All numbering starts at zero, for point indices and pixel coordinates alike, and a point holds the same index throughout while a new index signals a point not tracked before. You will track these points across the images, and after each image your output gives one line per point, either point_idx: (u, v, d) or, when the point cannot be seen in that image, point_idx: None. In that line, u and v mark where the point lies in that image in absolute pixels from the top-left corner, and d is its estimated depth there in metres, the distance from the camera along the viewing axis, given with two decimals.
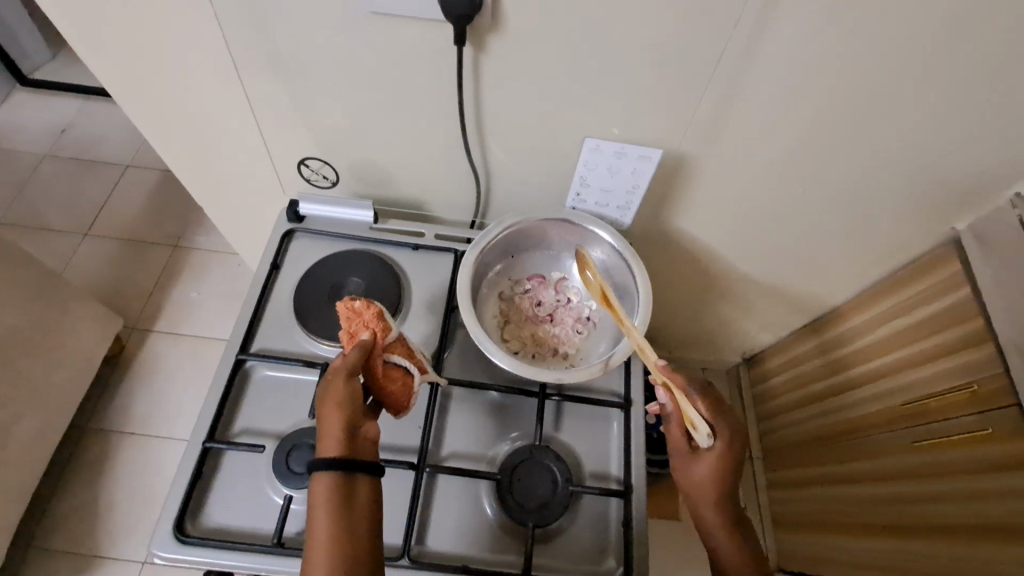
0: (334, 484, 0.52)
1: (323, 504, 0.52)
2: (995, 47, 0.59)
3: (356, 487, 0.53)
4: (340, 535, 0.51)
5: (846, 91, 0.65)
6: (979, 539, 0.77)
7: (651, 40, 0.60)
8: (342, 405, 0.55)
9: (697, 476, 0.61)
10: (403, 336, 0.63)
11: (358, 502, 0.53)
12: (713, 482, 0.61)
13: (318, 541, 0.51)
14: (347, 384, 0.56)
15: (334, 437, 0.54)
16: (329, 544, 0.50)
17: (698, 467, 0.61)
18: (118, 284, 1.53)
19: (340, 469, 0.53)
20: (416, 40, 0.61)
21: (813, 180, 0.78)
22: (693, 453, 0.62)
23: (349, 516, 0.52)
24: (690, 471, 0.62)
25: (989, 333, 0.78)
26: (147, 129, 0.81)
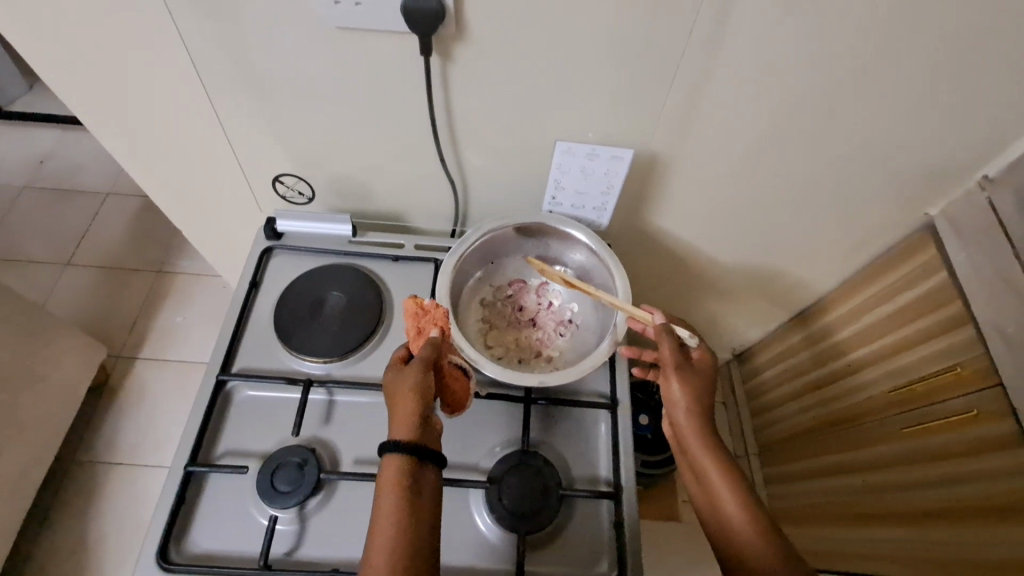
0: (407, 467, 0.53)
1: (394, 485, 0.51)
2: (943, 39, 0.61)
3: (426, 474, 0.54)
4: (408, 517, 0.50)
5: (806, 87, 0.67)
6: (975, 522, 0.77)
7: (614, 45, 0.61)
8: (420, 392, 0.57)
9: (687, 386, 0.64)
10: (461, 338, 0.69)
11: (425, 488, 0.53)
12: (693, 387, 0.64)
13: (382, 524, 0.50)
14: (425, 372, 0.59)
15: (414, 420, 0.55)
16: (395, 529, 0.49)
17: (687, 376, 0.64)
18: (102, 312, 1.51)
19: (415, 454, 0.53)
20: (384, 53, 0.62)
21: (784, 175, 0.80)
22: (682, 363, 0.65)
23: (419, 500, 0.51)
24: (677, 383, 0.64)
25: (968, 315, 0.80)
26: (121, 154, 0.80)
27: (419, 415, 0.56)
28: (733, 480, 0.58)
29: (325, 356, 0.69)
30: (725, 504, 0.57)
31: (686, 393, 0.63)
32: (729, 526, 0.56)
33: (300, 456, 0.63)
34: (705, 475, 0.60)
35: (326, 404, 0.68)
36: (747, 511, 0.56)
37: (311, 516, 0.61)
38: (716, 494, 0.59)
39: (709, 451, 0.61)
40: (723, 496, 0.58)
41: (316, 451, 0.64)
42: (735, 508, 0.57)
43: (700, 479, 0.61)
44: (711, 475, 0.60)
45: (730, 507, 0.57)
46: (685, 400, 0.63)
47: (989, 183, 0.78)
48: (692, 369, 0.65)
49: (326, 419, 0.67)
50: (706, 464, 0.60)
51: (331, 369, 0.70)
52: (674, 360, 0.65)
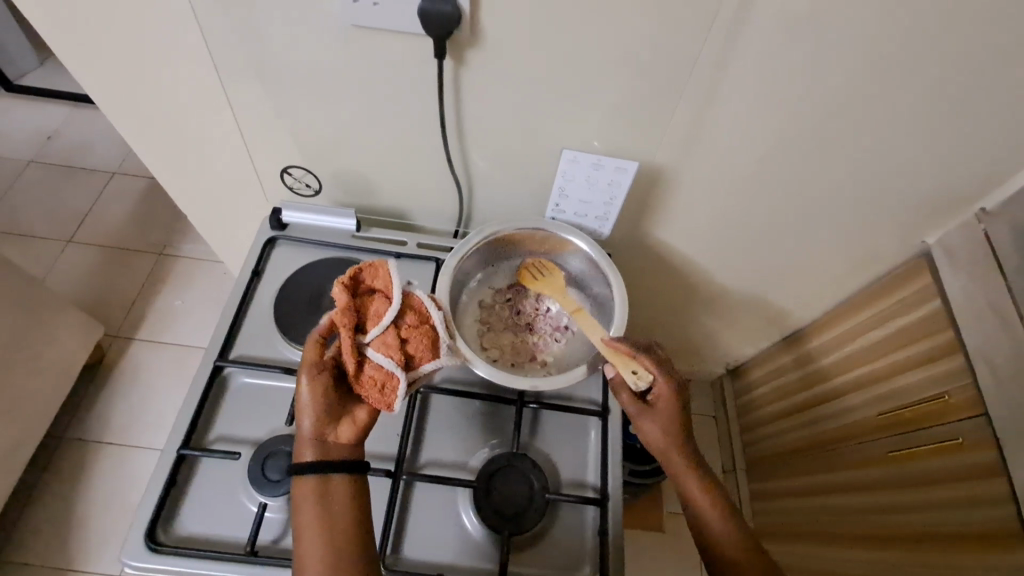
0: (312, 483, 0.53)
1: (306, 501, 0.53)
2: (946, 72, 0.63)
3: (336, 483, 0.54)
4: (323, 521, 0.52)
5: (811, 111, 0.68)
6: (955, 548, 0.78)
7: (624, 59, 0.62)
8: (310, 405, 0.55)
9: (655, 431, 0.63)
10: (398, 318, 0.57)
11: (336, 495, 0.54)
12: (668, 425, 0.63)
13: (301, 530, 0.52)
14: (318, 383, 0.55)
15: (307, 438, 0.55)
16: (314, 532, 0.52)
17: (653, 421, 0.63)
18: (101, 291, 1.51)
19: (316, 471, 0.53)
20: (397, 53, 0.63)
21: (786, 196, 0.81)
22: (646, 407, 0.64)
23: (330, 506, 0.53)
24: (647, 429, 0.63)
25: (958, 344, 0.81)
26: (131, 137, 0.81)
27: (309, 431, 0.55)
28: (720, 513, 0.60)
29: None
30: (712, 526, 0.60)
31: (657, 438, 0.63)
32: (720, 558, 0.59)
33: (291, 445, 0.63)
34: (693, 510, 0.61)
35: None
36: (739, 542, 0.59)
37: None
38: (707, 529, 0.60)
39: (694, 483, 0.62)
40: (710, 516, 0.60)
41: None
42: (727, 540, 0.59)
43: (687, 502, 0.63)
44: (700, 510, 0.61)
45: (717, 527, 0.60)
46: (658, 444, 0.63)
47: (985, 215, 0.79)
48: (656, 411, 0.63)
49: None
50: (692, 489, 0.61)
51: None
52: (636, 408, 0.64)
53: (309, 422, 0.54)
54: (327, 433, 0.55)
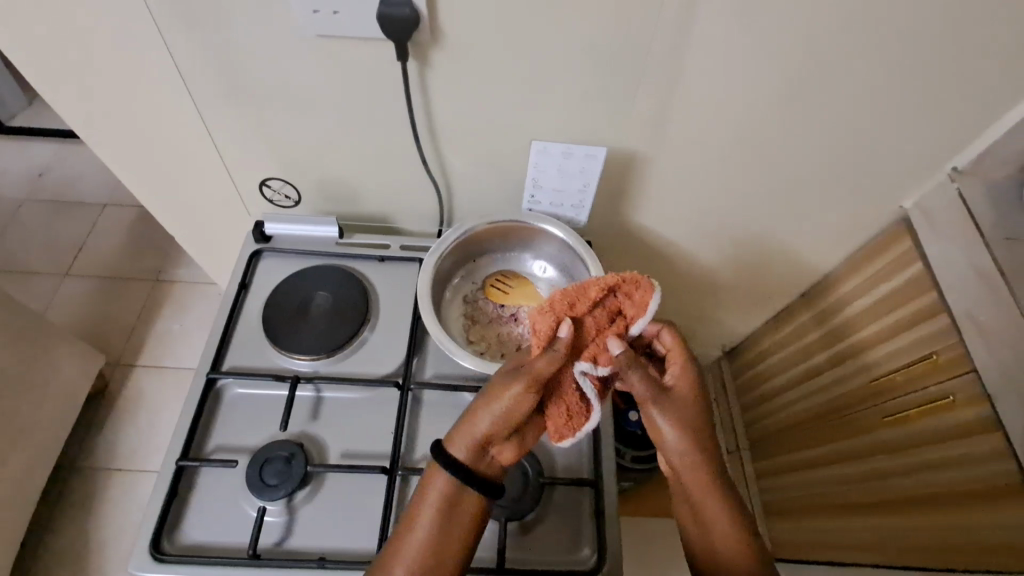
0: (449, 490, 0.52)
1: (434, 503, 0.52)
2: (899, 36, 0.64)
3: (469, 504, 0.53)
4: (438, 535, 0.51)
5: (772, 85, 0.69)
6: (957, 507, 0.79)
7: (583, 48, 0.64)
8: (500, 409, 0.53)
9: (672, 421, 0.55)
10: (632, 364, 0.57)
11: (463, 511, 0.52)
12: (682, 422, 0.55)
13: (415, 535, 0.51)
14: (527, 390, 0.53)
15: (479, 440, 0.52)
16: (425, 541, 0.51)
17: (671, 410, 0.55)
18: (100, 320, 1.53)
19: (458, 474, 0.52)
20: (362, 59, 0.64)
21: (758, 171, 0.82)
22: (666, 394, 0.56)
23: (451, 521, 0.51)
24: (664, 418, 0.55)
25: (942, 304, 0.82)
26: (114, 163, 0.83)
27: (483, 435, 0.53)
28: (731, 526, 0.53)
29: (314, 354, 0.71)
30: (719, 532, 0.53)
31: (675, 431, 0.55)
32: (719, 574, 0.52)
33: (287, 450, 0.65)
34: (702, 518, 0.54)
35: (314, 400, 0.70)
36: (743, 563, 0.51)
37: (299, 507, 0.63)
38: (714, 540, 0.53)
39: (707, 486, 0.54)
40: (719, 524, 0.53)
41: (304, 446, 0.66)
42: (730, 556, 0.52)
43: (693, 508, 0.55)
44: (709, 518, 0.54)
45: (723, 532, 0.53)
46: (673, 438, 0.55)
47: (958, 174, 0.81)
48: (674, 399, 0.56)
49: (313, 415, 0.69)
50: (705, 494, 0.54)
51: (318, 366, 0.72)
52: (652, 393, 0.56)
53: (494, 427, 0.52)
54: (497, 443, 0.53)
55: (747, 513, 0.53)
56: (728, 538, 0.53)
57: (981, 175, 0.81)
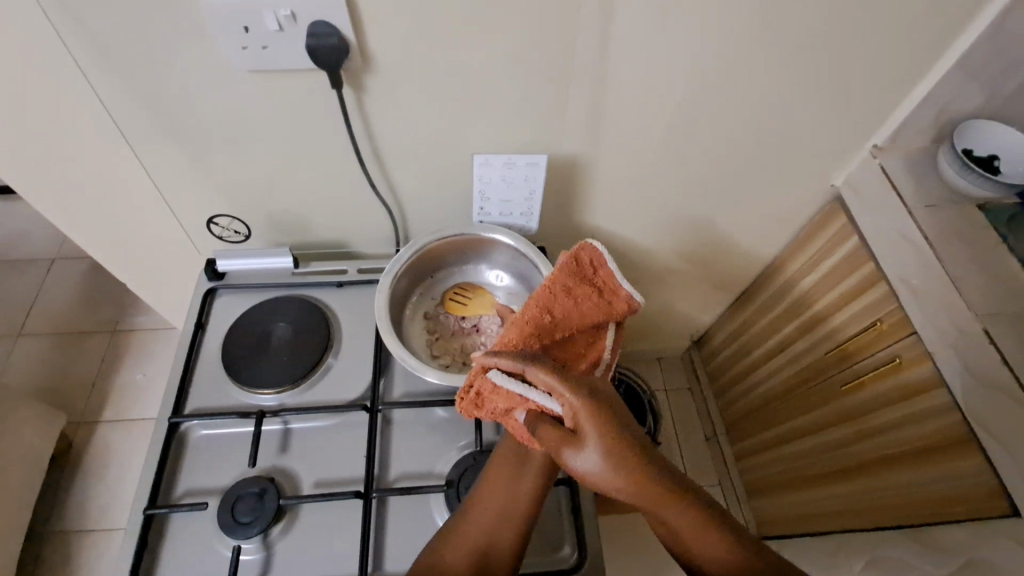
0: (517, 442, 0.61)
1: (507, 453, 0.60)
2: (803, 29, 0.69)
3: (536, 462, 0.59)
4: (511, 477, 0.58)
5: (696, 82, 0.73)
6: (914, 463, 0.83)
7: (512, 63, 0.66)
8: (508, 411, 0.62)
9: (590, 476, 0.50)
10: (531, 428, 0.54)
11: (533, 460, 0.59)
12: (603, 470, 0.50)
13: (493, 477, 0.58)
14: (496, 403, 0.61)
15: None
16: (501, 482, 0.58)
17: (580, 460, 0.50)
18: (58, 379, 1.48)
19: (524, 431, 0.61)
20: (299, 91, 0.65)
21: (695, 163, 0.86)
22: (570, 442, 0.51)
23: (523, 469, 0.59)
24: (585, 467, 0.50)
25: (880, 273, 0.86)
26: (54, 217, 0.81)
27: None
28: (700, 532, 0.50)
29: (278, 387, 0.71)
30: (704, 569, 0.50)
31: (589, 481, 0.51)
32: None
33: (259, 486, 0.64)
34: (682, 551, 0.51)
35: (283, 432, 0.69)
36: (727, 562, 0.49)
37: (276, 543, 0.62)
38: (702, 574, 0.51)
39: (674, 526, 0.50)
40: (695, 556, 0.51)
41: (276, 480, 0.65)
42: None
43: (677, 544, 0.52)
44: (689, 540, 0.50)
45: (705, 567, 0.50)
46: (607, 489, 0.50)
47: (878, 151, 0.87)
48: (579, 445, 0.51)
49: (283, 448, 0.68)
50: (674, 530, 0.51)
51: (284, 399, 0.71)
52: (558, 452, 0.51)
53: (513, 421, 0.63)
54: None
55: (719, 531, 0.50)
56: (716, 554, 0.50)
57: (897, 149, 0.87)
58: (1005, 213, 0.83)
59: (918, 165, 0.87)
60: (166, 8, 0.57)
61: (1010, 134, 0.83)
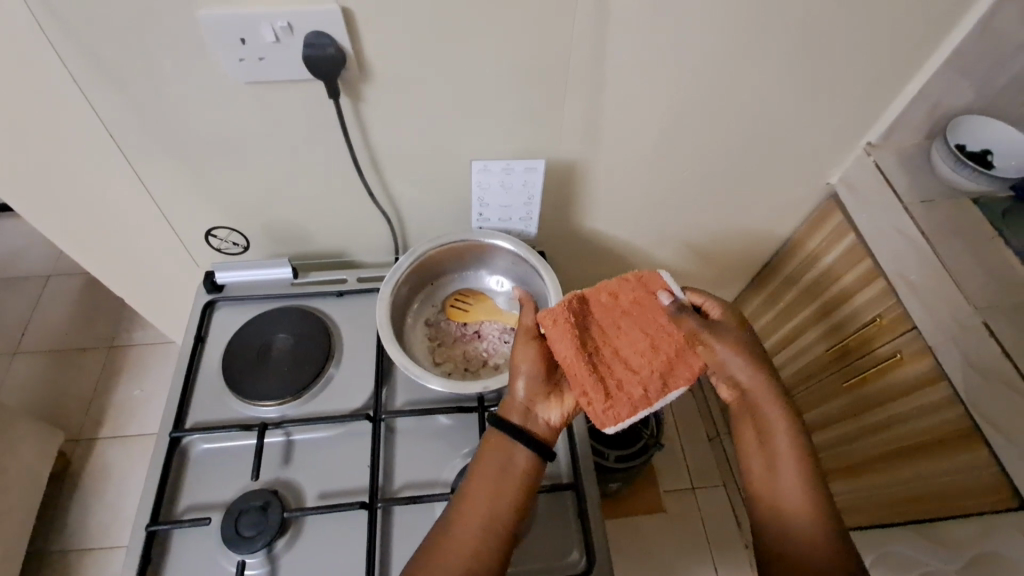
0: (503, 448, 0.60)
1: (493, 459, 0.59)
2: (797, 29, 0.69)
3: (517, 474, 0.58)
4: (497, 485, 0.57)
5: (691, 84, 0.73)
6: (917, 458, 0.83)
7: (508, 68, 0.66)
8: (527, 365, 0.62)
9: (731, 348, 0.63)
10: (678, 309, 0.65)
11: (518, 469, 0.59)
12: (742, 348, 0.64)
13: (478, 485, 0.57)
14: (529, 343, 0.64)
15: (518, 402, 0.62)
16: (487, 490, 0.57)
17: (727, 338, 0.64)
18: (55, 397, 1.46)
19: (513, 434, 0.60)
20: (295, 101, 0.65)
21: (693, 166, 0.86)
22: (714, 327, 0.64)
23: (509, 477, 0.58)
24: (726, 349, 0.63)
25: (878, 269, 0.87)
26: (51, 233, 0.81)
27: (522, 396, 0.62)
28: (797, 448, 0.61)
29: (279, 399, 0.70)
30: (788, 478, 0.60)
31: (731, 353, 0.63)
32: (794, 495, 0.59)
33: (262, 499, 0.63)
34: (768, 437, 0.62)
35: (285, 444, 0.69)
36: (813, 477, 0.59)
37: (281, 556, 0.62)
38: (783, 488, 0.60)
39: (781, 429, 0.62)
40: (783, 462, 0.60)
41: (279, 492, 0.65)
42: (799, 473, 0.59)
43: (765, 450, 0.62)
44: (773, 443, 0.62)
45: (786, 477, 0.60)
46: (733, 363, 0.63)
47: (873, 147, 0.88)
48: (724, 329, 0.65)
49: (286, 460, 0.68)
50: (777, 434, 0.62)
51: (286, 411, 0.71)
52: (705, 327, 0.64)
53: (522, 387, 0.62)
54: (538, 407, 0.62)
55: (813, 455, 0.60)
56: (797, 477, 0.59)
57: (891, 146, 0.88)
58: (999, 208, 0.83)
59: (912, 161, 0.88)
60: (161, 22, 0.57)
61: (1000, 129, 0.84)
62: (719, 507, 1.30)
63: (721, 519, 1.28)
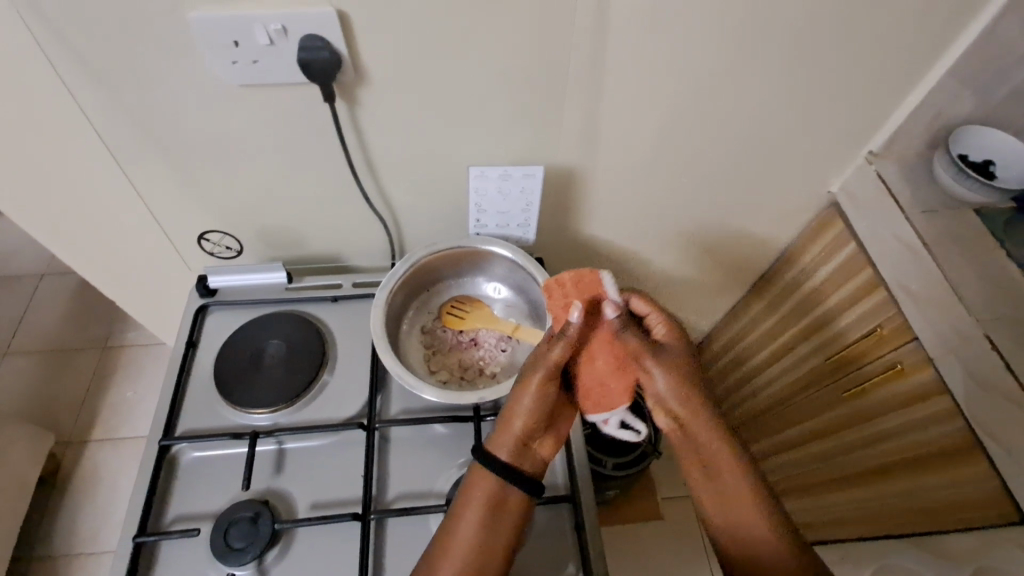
0: (495, 481, 0.57)
1: (485, 488, 0.56)
2: (799, 36, 0.68)
3: (511, 502, 0.57)
4: (491, 509, 0.56)
5: (692, 91, 0.73)
6: (917, 470, 0.82)
7: (506, 73, 0.65)
8: (533, 410, 0.57)
9: (671, 379, 0.56)
10: (622, 328, 0.56)
11: (511, 498, 0.57)
12: (682, 379, 0.56)
13: (471, 508, 0.56)
14: (542, 384, 0.57)
15: (512, 441, 0.58)
16: (480, 514, 0.55)
17: (668, 368, 0.56)
18: (46, 399, 1.45)
19: (505, 474, 0.57)
20: (290, 104, 0.64)
21: (693, 173, 0.86)
22: (656, 353, 0.57)
23: (503, 503, 0.56)
24: (658, 379, 0.56)
25: (878, 279, 0.86)
26: (41, 236, 0.80)
27: (517, 431, 0.57)
28: (750, 493, 0.56)
29: (271, 406, 0.69)
30: (749, 523, 0.55)
31: (670, 384, 0.56)
32: (755, 540, 0.55)
33: (253, 509, 0.62)
34: (720, 479, 0.56)
35: (277, 453, 0.68)
36: (773, 520, 0.55)
37: (271, 568, 0.60)
38: (739, 533, 0.55)
39: (733, 471, 0.56)
40: (739, 505, 0.55)
41: (271, 502, 0.64)
42: (761, 518, 0.55)
43: (718, 493, 0.57)
44: (724, 484, 0.56)
45: (754, 525, 0.55)
46: (674, 392, 0.56)
47: (875, 157, 0.87)
48: (670, 355, 0.57)
49: (277, 469, 0.66)
50: (730, 477, 0.56)
51: (278, 419, 0.70)
52: (648, 354, 0.56)
53: (522, 429, 0.57)
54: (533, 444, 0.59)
55: (773, 497, 0.56)
56: (756, 522, 0.55)
57: (892, 154, 0.88)
58: (1001, 218, 0.83)
59: (912, 171, 0.87)
60: (152, 23, 0.56)
61: (1000, 138, 0.84)
62: None
63: None
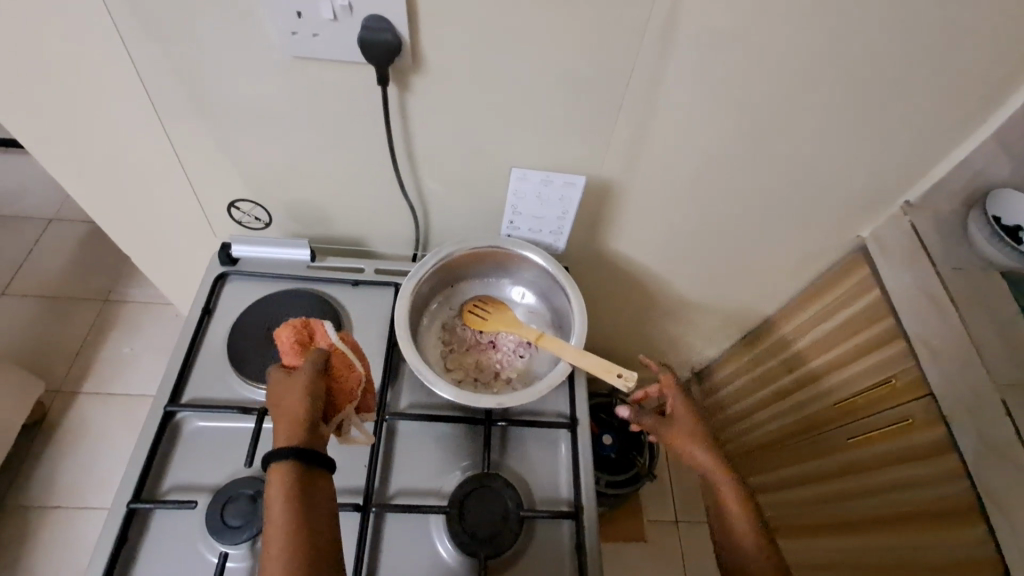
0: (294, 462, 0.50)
1: (280, 475, 0.49)
2: (860, 79, 0.68)
3: (318, 480, 0.51)
4: (301, 493, 0.49)
5: (743, 120, 0.72)
6: (916, 526, 0.81)
7: (563, 79, 0.64)
8: (309, 397, 0.55)
9: (681, 436, 0.69)
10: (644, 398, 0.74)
11: (317, 477, 0.51)
12: (688, 433, 0.69)
13: (275, 500, 0.48)
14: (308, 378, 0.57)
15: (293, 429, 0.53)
16: (287, 503, 0.48)
17: (675, 428, 0.69)
18: (41, 345, 1.43)
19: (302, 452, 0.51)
20: (342, 83, 0.63)
21: (729, 201, 0.85)
22: (667, 420, 0.70)
23: (311, 483, 0.50)
24: (674, 436, 0.69)
25: (899, 330, 0.85)
26: (68, 182, 0.78)
27: (299, 419, 0.54)
28: (754, 530, 0.64)
29: None
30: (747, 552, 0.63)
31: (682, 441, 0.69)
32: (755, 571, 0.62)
33: (253, 488, 0.61)
34: (725, 519, 0.65)
35: None
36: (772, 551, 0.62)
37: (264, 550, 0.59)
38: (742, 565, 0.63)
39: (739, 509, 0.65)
40: (742, 535, 0.64)
41: None
42: (756, 549, 0.63)
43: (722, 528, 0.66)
44: (731, 523, 0.65)
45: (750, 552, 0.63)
46: (689, 448, 0.69)
47: (910, 208, 0.85)
48: (678, 419, 0.70)
49: None
50: (734, 517, 0.65)
51: None
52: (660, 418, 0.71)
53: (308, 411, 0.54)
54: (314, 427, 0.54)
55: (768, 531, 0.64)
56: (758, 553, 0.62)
57: (930, 207, 0.86)
58: None
59: (947, 227, 0.86)
60: None
61: None
62: (701, 544, 1.28)
63: (700, 558, 1.26)
